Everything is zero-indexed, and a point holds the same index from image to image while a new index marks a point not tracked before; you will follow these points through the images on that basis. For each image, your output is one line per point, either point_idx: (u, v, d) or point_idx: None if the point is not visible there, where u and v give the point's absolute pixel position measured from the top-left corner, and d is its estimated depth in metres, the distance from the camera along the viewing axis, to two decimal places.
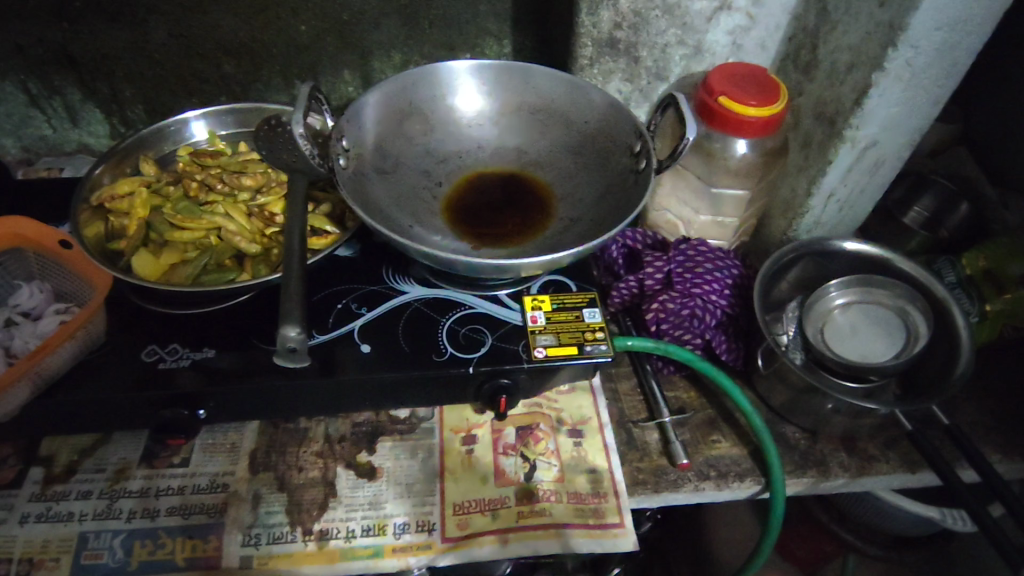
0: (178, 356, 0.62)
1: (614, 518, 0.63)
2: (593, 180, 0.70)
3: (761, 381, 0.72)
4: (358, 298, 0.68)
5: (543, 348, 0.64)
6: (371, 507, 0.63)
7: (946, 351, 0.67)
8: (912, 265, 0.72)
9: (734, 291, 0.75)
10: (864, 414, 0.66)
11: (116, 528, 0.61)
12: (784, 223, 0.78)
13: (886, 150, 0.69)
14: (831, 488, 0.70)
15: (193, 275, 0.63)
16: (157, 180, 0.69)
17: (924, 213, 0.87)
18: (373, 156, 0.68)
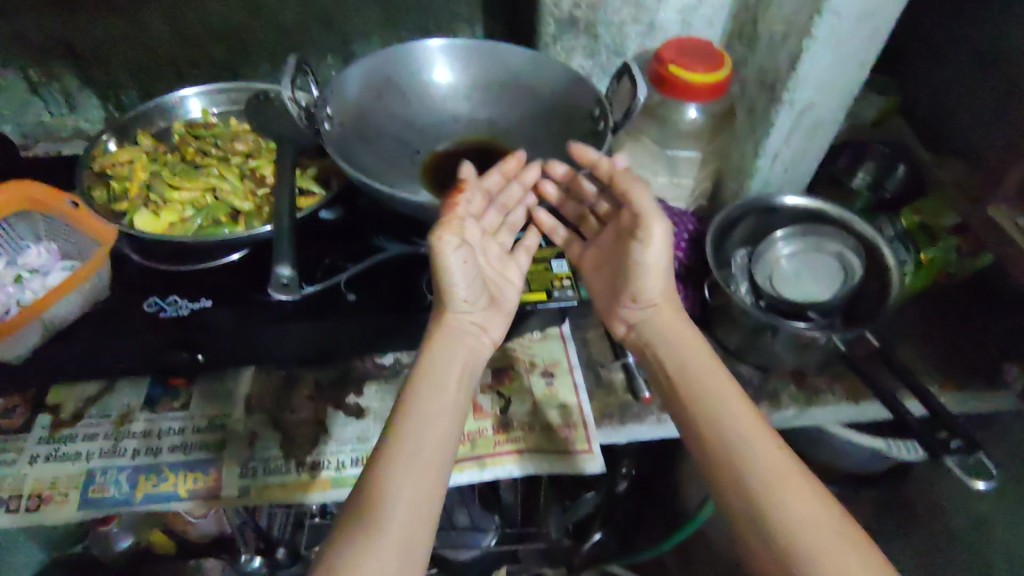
0: (178, 306, 0.68)
1: (583, 445, 0.68)
2: (559, 144, 0.77)
3: (718, 324, 0.78)
4: (344, 255, 0.74)
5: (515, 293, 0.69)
6: (359, 441, 0.68)
7: (881, 288, 0.74)
8: (848, 216, 0.80)
9: (691, 244, 0.82)
10: (809, 347, 0.72)
11: (121, 464, 0.65)
12: (737, 185, 0.85)
13: (822, 112, 0.77)
14: (785, 421, 0.76)
15: (191, 230, 0.68)
16: (155, 150, 0.75)
17: (869, 176, 0.93)
18: (356, 123, 0.74)
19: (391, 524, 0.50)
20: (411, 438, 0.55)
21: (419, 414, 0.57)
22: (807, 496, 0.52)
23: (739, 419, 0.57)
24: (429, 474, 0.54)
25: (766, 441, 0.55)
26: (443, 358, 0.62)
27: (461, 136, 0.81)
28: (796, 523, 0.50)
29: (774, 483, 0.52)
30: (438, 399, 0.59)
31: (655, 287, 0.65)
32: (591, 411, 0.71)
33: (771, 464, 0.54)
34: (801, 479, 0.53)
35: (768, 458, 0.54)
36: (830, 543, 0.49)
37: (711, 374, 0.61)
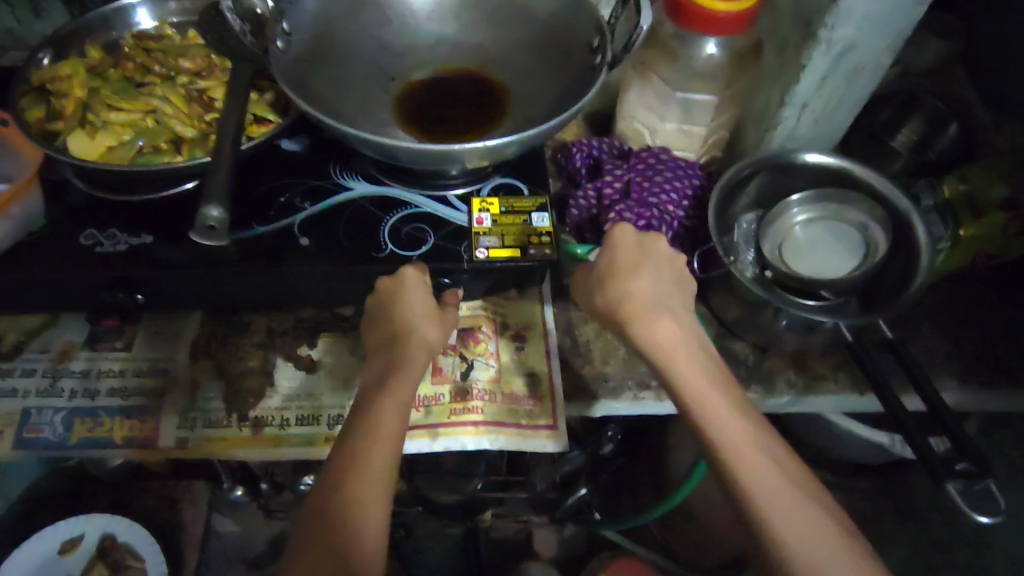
0: (116, 241, 0.62)
1: (547, 420, 0.63)
2: (552, 78, 0.68)
3: (715, 294, 0.70)
4: (301, 193, 0.67)
5: (485, 249, 0.63)
6: (307, 397, 0.64)
7: (906, 267, 0.64)
8: (879, 179, 0.69)
9: (694, 202, 0.73)
10: (813, 330, 0.64)
11: (57, 405, 0.62)
12: (756, 135, 0.75)
13: (864, 56, 0.65)
14: (776, 407, 0.69)
15: (128, 157, 0.62)
16: (100, 64, 0.68)
17: (913, 137, 0.82)
18: (320, 43, 0.66)
19: (355, 520, 0.46)
20: (376, 428, 0.50)
21: (390, 398, 0.52)
22: (794, 514, 0.45)
23: (730, 440, 0.48)
24: (377, 480, 0.48)
25: (754, 450, 0.48)
26: (406, 371, 0.54)
27: (444, 63, 0.71)
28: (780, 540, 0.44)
29: (760, 502, 0.45)
30: (399, 396, 0.52)
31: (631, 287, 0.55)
32: (561, 382, 0.65)
33: (758, 481, 0.46)
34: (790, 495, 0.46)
35: (753, 475, 0.46)
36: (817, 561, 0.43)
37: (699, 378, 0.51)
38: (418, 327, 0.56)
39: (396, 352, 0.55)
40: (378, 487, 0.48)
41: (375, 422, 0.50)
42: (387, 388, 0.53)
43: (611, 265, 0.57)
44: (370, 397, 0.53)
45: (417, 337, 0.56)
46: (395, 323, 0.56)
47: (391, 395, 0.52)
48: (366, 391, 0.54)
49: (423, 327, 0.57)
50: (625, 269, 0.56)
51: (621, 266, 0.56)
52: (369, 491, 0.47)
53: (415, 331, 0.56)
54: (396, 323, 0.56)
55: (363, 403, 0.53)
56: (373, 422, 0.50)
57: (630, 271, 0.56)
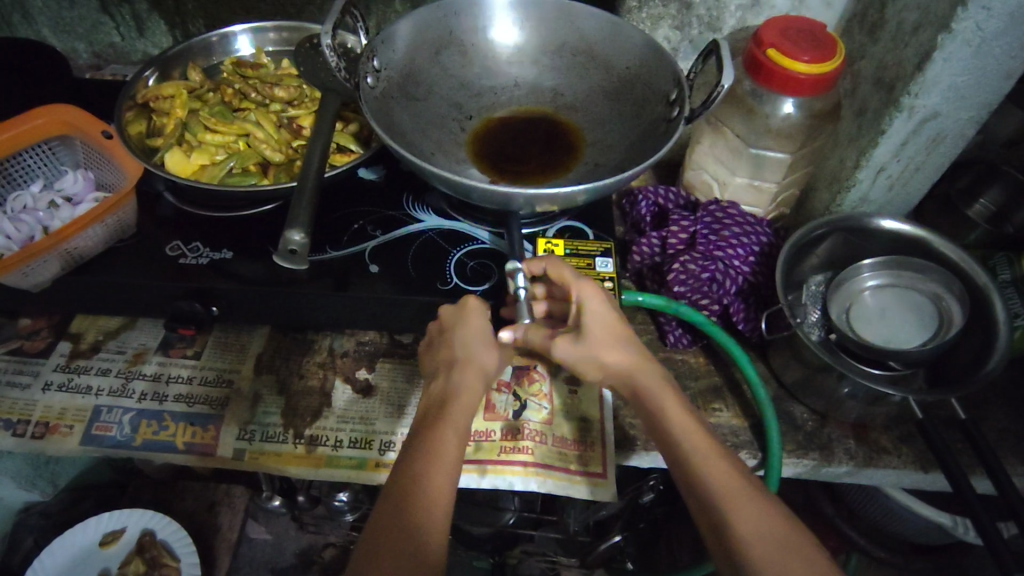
0: (198, 254, 0.65)
1: (597, 468, 0.62)
2: (626, 127, 0.69)
3: (777, 354, 0.69)
4: (374, 222, 0.69)
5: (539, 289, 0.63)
6: (362, 421, 0.65)
7: (982, 343, 0.62)
8: (957, 250, 0.67)
9: (760, 259, 0.72)
10: (878, 401, 0.62)
11: (126, 406, 0.65)
12: (828, 196, 0.74)
13: (948, 126, 0.64)
14: (833, 475, 0.67)
15: (218, 176, 0.65)
16: (199, 86, 0.72)
17: (990, 207, 0.79)
18: (405, 80, 0.68)
19: (422, 535, 0.46)
20: (435, 451, 0.51)
21: (451, 425, 0.53)
22: (755, 509, 0.48)
23: (689, 444, 0.52)
24: (439, 503, 0.48)
25: (717, 455, 0.51)
26: (464, 400, 0.55)
27: (520, 105, 0.73)
28: (743, 534, 0.47)
29: (717, 498, 0.49)
30: (455, 421, 0.54)
31: (614, 356, 0.57)
32: (612, 430, 0.64)
33: (720, 481, 0.50)
34: (753, 493, 0.49)
35: (717, 476, 0.50)
36: (774, 552, 0.46)
37: (658, 384, 0.57)
38: (477, 354, 0.57)
39: (455, 380, 0.56)
40: (439, 508, 0.48)
41: (436, 447, 0.51)
42: (445, 413, 0.54)
43: (592, 336, 0.57)
44: (429, 423, 0.54)
45: (474, 365, 0.57)
46: (456, 350, 0.57)
47: (450, 419, 0.53)
48: (423, 419, 0.55)
49: (482, 355, 0.58)
50: (606, 335, 0.57)
51: (604, 335, 0.57)
52: (429, 511, 0.47)
53: (473, 357, 0.57)
54: (456, 351, 0.57)
55: (421, 431, 0.54)
56: (433, 447, 0.51)
57: (607, 332, 0.58)
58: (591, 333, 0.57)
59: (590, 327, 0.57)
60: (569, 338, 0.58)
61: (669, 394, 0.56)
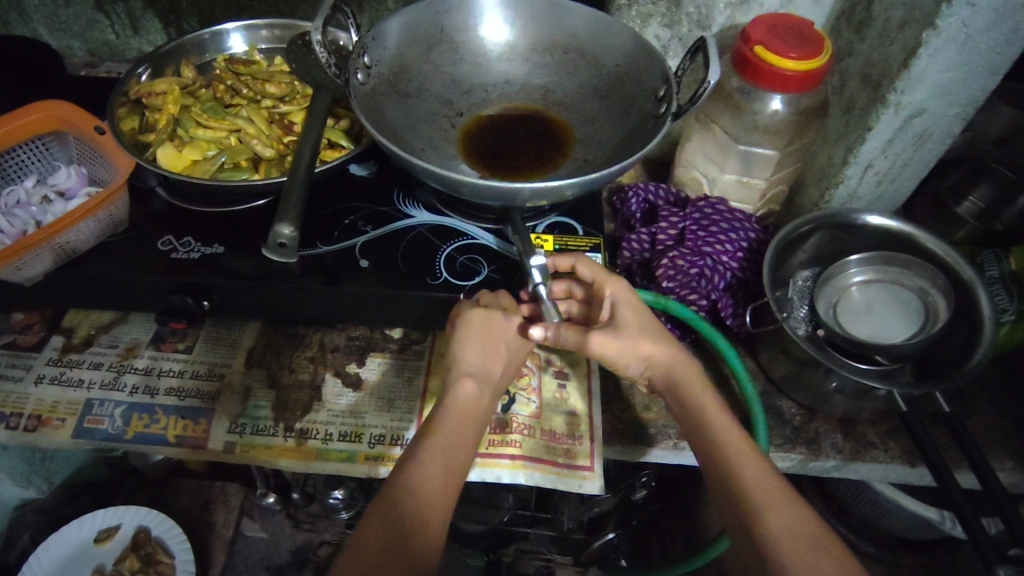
0: (190, 248, 0.65)
1: (584, 461, 0.63)
2: (615, 123, 0.69)
3: (765, 349, 0.69)
4: (365, 217, 0.69)
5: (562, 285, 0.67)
6: (351, 414, 0.65)
7: (967, 337, 0.62)
8: (942, 245, 0.67)
9: (748, 255, 0.72)
10: (865, 395, 0.62)
11: (118, 399, 0.65)
12: (817, 192, 0.75)
13: (934, 122, 0.64)
14: (820, 469, 0.67)
15: (210, 171, 0.66)
16: (191, 82, 0.73)
17: (979, 204, 0.80)
18: (396, 77, 0.69)
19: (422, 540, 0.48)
20: (447, 468, 0.53)
21: (466, 441, 0.56)
22: (789, 509, 0.49)
23: (728, 441, 0.54)
24: (436, 513, 0.50)
25: (751, 453, 0.53)
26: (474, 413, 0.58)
27: (510, 101, 0.74)
28: (777, 533, 0.48)
29: (753, 498, 0.50)
30: (464, 438, 0.56)
31: (654, 349, 0.59)
32: (601, 424, 0.65)
33: (756, 483, 0.51)
34: (788, 496, 0.50)
35: (752, 477, 0.51)
36: (805, 548, 0.47)
37: (696, 383, 0.58)
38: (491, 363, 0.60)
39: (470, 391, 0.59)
40: (436, 518, 0.50)
41: (450, 462, 0.54)
42: (462, 421, 0.57)
43: (630, 327, 0.59)
44: (444, 434, 0.55)
45: (486, 376, 0.60)
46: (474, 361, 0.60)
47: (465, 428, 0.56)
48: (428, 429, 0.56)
49: (491, 365, 0.61)
50: (639, 326, 0.59)
51: (640, 325, 0.59)
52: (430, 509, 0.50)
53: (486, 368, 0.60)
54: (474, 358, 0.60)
55: (433, 435, 0.55)
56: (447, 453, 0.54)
57: (639, 326, 0.59)
58: (626, 324, 0.59)
59: (625, 318, 0.60)
60: (607, 331, 0.58)
61: (705, 392, 0.58)
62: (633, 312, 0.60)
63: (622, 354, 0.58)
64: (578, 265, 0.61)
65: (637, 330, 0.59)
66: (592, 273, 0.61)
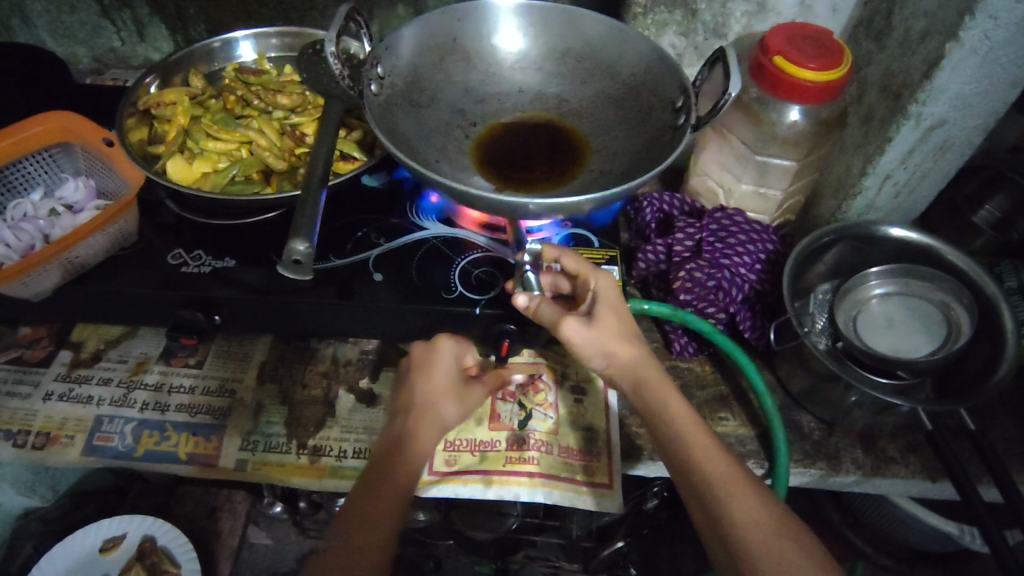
0: (201, 262, 0.64)
1: (603, 478, 0.62)
2: (631, 135, 0.68)
3: (783, 362, 0.68)
4: (378, 229, 0.68)
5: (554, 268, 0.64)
6: (365, 431, 0.64)
7: (989, 353, 0.62)
8: (963, 258, 0.66)
9: (765, 266, 0.71)
10: (886, 410, 0.61)
11: (128, 416, 0.64)
12: (834, 202, 0.74)
13: (954, 134, 0.63)
14: (840, 484, 0.66)
15: (221, 184, 0.65)
16: (200, 92, 0.72)
17: (996, 214, 0.79)
18: (409, 87, 0.68)
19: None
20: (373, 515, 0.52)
21: (400, 473, 0.53)
22: (753, 501, 0.50)
23: (685, 427, 0.54)
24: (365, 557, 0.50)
25: (711, 442, 0.54)
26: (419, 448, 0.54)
27: (524, 111, 0.73)
28: (745, 525, 0.49)
29: (720, 496, 0.50)
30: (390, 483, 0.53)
31: (621, 345, 0.57)
32: (619, 441, 0.64)
33: (721, 479, 0.51)
34: (750, 487, 0.51)
35: (718, 474, 0.51)
36: (770, 538, 0.48)
37: (659, 378, 0.57)
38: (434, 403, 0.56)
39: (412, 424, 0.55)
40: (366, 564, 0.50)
41: (382, 499, 0.52)
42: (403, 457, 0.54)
43: (604, 322, 0.57)
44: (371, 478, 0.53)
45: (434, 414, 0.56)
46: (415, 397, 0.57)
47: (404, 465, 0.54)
48: (370, 472, 0.54)
49: (432, 397, 0.56)
50: (616, 323, 0.58)
51: (616, 322, 0.58)
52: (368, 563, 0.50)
53: (433, 407, 0.56)
54: (416, 396, 0.56)
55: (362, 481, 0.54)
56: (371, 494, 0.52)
57: (612, 320, 0.57)
58: (601, 319, 0.57)
59: (602, 314, 0.58)
60: (581, 320, 0.56)
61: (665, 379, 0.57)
62: (613, 311, 0.58)
63: (589, 347, 0.57)
64: (562, 259, 0.60)
65: (608, 324, 0.57)
66: (576, 265, 0.60)
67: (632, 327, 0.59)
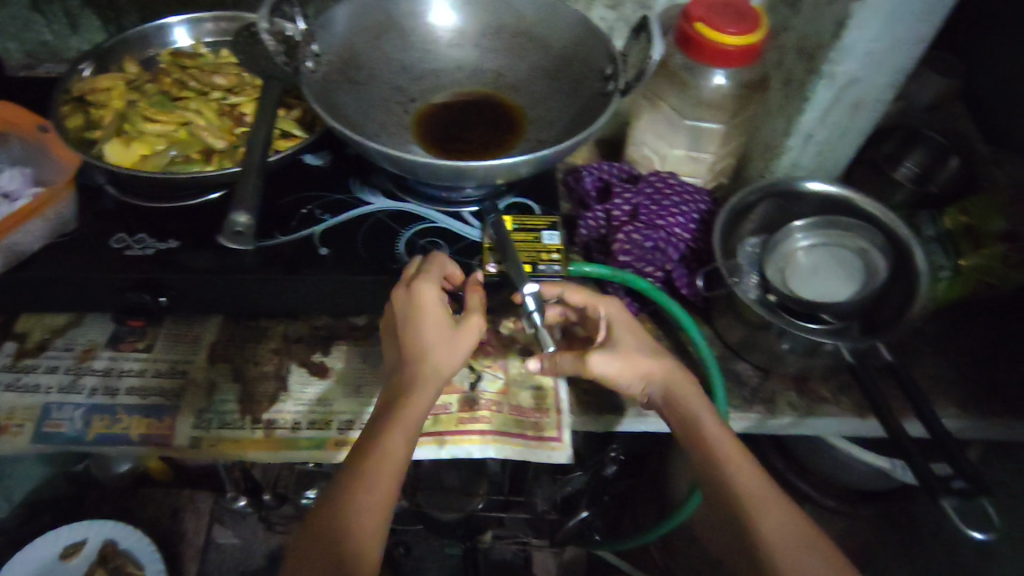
0: (144, 245, 0.64)
1: (552, 432, 0.64)
2: (565, 103, 0.71)
3: (720, 316, 0.72)
4: (322, 206, 0.69)
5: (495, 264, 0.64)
6: (319, 403, 0.66)
7: (905, 293, 0.66)
8: (879, 208, 0.71)
9: (699, 226, 0.75)
10: (815, 351, 0.65)
11: (77, 402, 0.64)
12: (762, 163, 0.77)
13: (866, 91, 0.68)
14: (777, 427, 0.70)
15: (162, 166, 0.65)
16: (135, 78, 0.72)
17: (915, 169, 0.83)
18: (347, 64, 0.69)
19: (355, 541, 0.47)
20: (387, 475, 0.50)
21: (400, 430, 0.52)
22: (784, 517, 0.52)
23: (721, 450, 0.56)
24: (369, 526, 0.48)
25: (745, 462, 0.55)
26: (419, 397, 0.54)
27: (462, 86, 0.75)
28: (773, 542, 0.51)
29: (751, 507, 0.53)
30: (399, 441, 0.52)
31: (652, 366, 0.60)
32: (567, 397, 0.67)
33: (753, 495, 0.53)
34: (780, 502, 0.53)
35: (750, 491, 0.54)
36: (794, 551, 0.50)
37: (693, 395, 0.59)
38: (432, 346, 0.55)
39: (408, 373, 0.55)
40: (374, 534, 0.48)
41: (384, 455, 0.51)
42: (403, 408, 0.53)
43: (624, 345, 0.60)
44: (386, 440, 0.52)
45: (432, 362, 0.55)
46: (411, 344, 0.56)
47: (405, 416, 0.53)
48: (373, 424, 0.54)
49: (429, 339, 0.56)
50: (636, 343, 0.61)
51: (635, 342, 0.61)
52: (373, 500, 0.49)
53: (428, 353, 0.55)
54: (408, 341, 0.56)
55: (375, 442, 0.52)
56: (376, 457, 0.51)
57: (635, 344, 0.61)
58: (621, 340, 0.61)
59: (620, 335, 0.61)
60: (602, 350, 0.59)
61: (698, 398, 0.59)
62: (629, 330, 0.62)
63: (621, 373, 0.60)
64: (566, 294, 0.62)
65: (630, 346, 0.60)
66: (585, 298, 0.62)
67: (657, 346, 0.62)
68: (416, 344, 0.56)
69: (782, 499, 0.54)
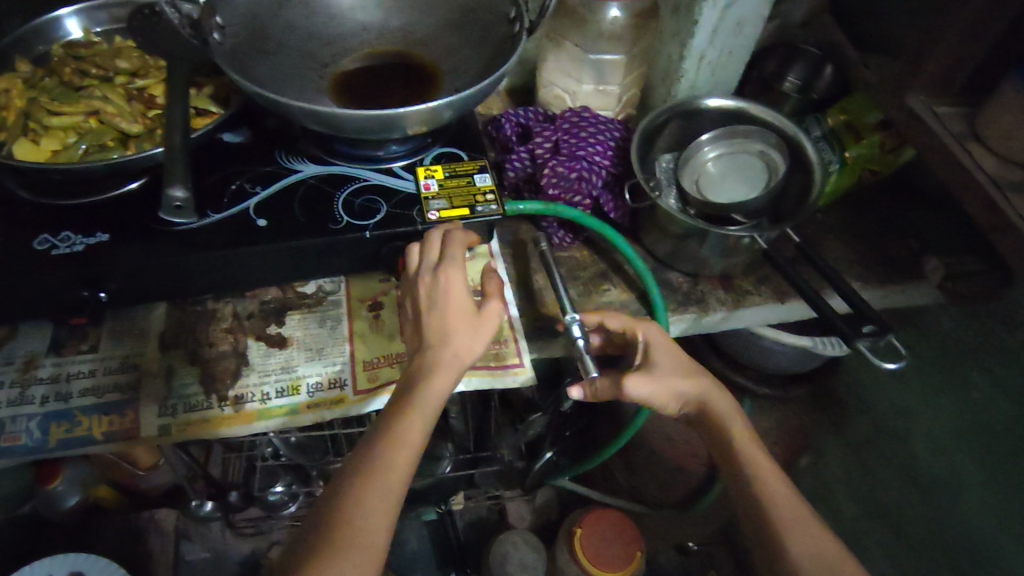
0: (71, 242, 0.62)
1: (513, 359, 0.69)
2: (475, 51, 0.73)
3: (648, 233, 0.77)
4: (251, 179, 0.69)
5: (435, 212, 0.67)
6: (283, 371, 0.67)
7: (801, 185, 0.74)
8: (771, 114, 0.78)
9: (616, 153, 0.80)
10: (735, 250, 0.72)
11: (30, 412, 0.62)
12: (664, 89, 0.83)
13: (746, 9, 0.74)
14: (711, 324, 0.77)
15: (77, 157, 0.63)
16: (29, 74, 0.69)
17: (797, 81, 0.92)
18: (253, 36, 0.69)
19: (356, 526, 0.48)
20: (400, 463, 0.52)
21: (417, 417, 0.54)
22: (811, 535, 0.55)
23: (757, 467, 0.59)
24: (374, 514, 0.49)
25: (776, 478, 0.59)
26: (436, 387, 0.55)
27: (372, 46, 0.76)
28: (801, 560, 0.53)
29: (781, 522, 0.55)
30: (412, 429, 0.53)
31: (686, 383, 0.63)
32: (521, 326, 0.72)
33: (782, 508, 0.56)
34: (809, 518, 0.56)
35: (779, 504, 0.56)
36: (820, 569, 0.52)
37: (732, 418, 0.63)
38: (452, 331, 0.57)
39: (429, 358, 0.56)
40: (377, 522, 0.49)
41: (395, 441, 0.53)
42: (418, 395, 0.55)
43: (661, 366, 0.64)
44: (398, 437, 0.53)
45: (455, 349, 0.57)
46: (432, 331, 0.57)
47: (421, 401, 0.54)
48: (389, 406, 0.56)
49: (449, 327, 0.57)
50: (674, 364, 0.64)
51: (671, 361, 0.64)
52: (390, 476, 0.51)
53: (447, 340, 0.57)
54: (433, 329, 0.57)
55: (386, 431, 0.53)
56: (391, 442, 0.52)
57: (671, 363, 0.64)
58: (658, 362, 0.64)
59: (658, 357, 0.64)
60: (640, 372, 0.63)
61: (739, 423, 0.63)
62: (667, 351, 0.65)
63: (655, 393, 0.63)
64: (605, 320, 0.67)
65: (666, 364, 0.63)
66: (621, 322, 0.66)
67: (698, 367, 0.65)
68: (438, 335, 0.57)
69: (811, 516, 0.56)
